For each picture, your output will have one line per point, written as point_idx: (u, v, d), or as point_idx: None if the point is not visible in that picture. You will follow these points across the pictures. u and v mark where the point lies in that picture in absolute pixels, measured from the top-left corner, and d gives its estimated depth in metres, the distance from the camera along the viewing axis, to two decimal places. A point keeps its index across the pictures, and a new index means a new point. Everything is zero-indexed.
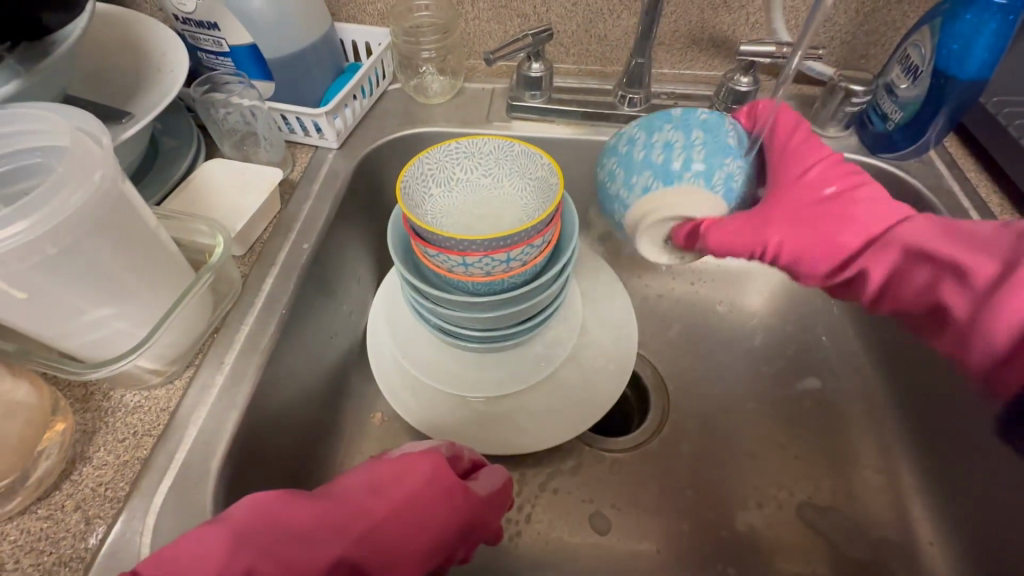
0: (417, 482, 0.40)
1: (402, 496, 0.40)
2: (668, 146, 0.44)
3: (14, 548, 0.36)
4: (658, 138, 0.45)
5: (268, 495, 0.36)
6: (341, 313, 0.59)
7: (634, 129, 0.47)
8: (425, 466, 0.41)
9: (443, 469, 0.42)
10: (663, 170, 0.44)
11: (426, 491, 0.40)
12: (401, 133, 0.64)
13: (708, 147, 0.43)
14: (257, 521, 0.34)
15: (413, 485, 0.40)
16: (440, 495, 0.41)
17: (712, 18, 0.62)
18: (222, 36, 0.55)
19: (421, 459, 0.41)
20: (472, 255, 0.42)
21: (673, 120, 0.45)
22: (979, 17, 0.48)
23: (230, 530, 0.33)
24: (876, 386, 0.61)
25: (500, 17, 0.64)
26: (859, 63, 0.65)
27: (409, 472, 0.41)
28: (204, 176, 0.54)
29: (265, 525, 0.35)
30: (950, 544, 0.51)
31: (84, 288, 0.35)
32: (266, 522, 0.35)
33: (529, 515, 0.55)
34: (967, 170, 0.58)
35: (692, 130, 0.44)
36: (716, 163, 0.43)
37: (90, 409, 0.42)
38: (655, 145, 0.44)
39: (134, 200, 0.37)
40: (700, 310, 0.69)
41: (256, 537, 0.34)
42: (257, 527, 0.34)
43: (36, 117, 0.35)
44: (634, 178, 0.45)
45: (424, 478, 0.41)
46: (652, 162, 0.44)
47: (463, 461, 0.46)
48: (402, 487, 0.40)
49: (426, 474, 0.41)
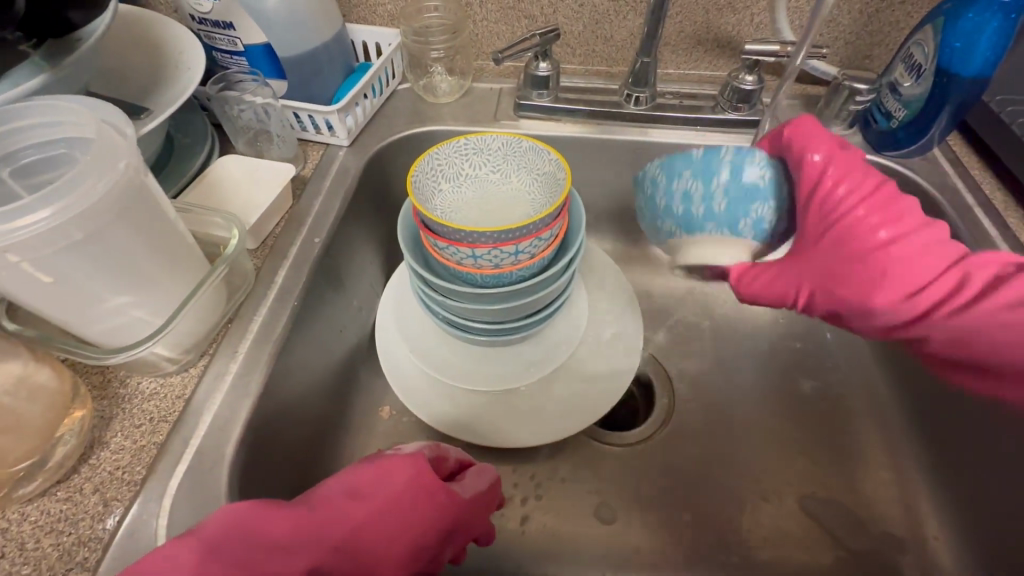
0: (400, 484, 0.40)
1: (383, 499, 0.39)
2: (688, 194, 0.44)
3: (35, 529, 0.37)
4: (678, 184, 0.44)
5: (241, 509, 0.34)
6: (351, 307, 0.60)
7: (654, 168, 0.46)
8: (407, 468, 0.41)
9: (425, 469, 0.41)
10: (732, 206, 0.42)
11: (407, 494, 0.40)
12: (411, 131, 0.65)
13: (734, 156, 0.43)
14: (229, 534, 0.33)
15: (396, 487, 0.39)
16: (423, 497, 0.40)
17: (718, 18, 0.63)
18: (238, 36, 0.57)
19: (405, 460, 0.41)
20: (481, 247, 0.43)
21: (693, 166, 0.44)
22: (982, 15, 0.49)
23: (203, 544, 0.32)
24: (882, 383, 0.61)
25: (508, 18, 0.65)
26: (862, 63, 0.65)
27: (391, 474, 0.40)
28: (219, 171, 0.55)
29: (240, 537, 0.33)
30: (955, 538, 0.51)
31: (105, 276, 0.37)
32: (240, 536, 0.34)
33: (539, 495, 0.56)
34: (970, 168, 0.59)
35: (713, 176, 0.43)
36: (752, 197, 0.43)
37: (107, 396, 0.43)
38: (676, 190, 0.44)
39: (155, 192, 0.38)
40: (705, 307, 0.70)
41: (231, 550, 0.33)
42: (229, 539, 0.33)
43: (63, 110, 0.37)
44: (667, 219, 0.45)
45: (406, 479, 0.40)
46: (715, 214, 0.42)
47: (447, 459, 0.46)
48: (384, 489, 0.39)
49: (408, 476, 0.40)
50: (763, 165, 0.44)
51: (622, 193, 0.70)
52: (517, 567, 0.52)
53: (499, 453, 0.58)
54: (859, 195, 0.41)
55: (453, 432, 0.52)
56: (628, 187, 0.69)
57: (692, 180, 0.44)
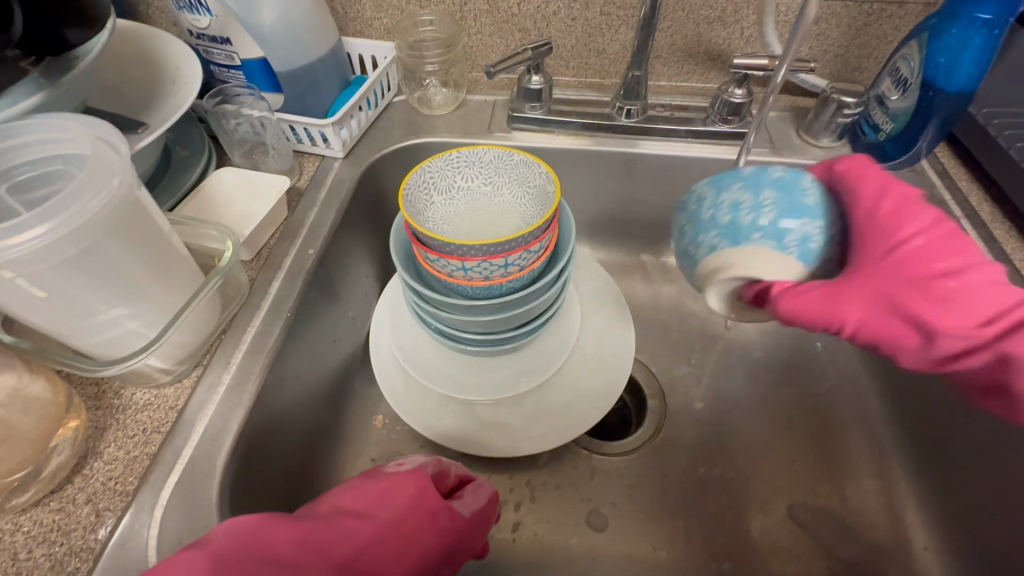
0: (403, 503, 0.40)
1: (387, 518, 0.39)
2: (736, 206, 0.37)
3: (28, 538, 0.37)
4: (725, 197, 0.38)
5: (250, 521, 0.34)
6: (346, 317, 0.61)
7: (702, 188, 0.40)
8: (410, 487, 0.41)
9: (427, 489, 0.42)
10: (783, 215, 0.35)
11: (410, 514, 0.40)
12: (406, 142, 0.66)
13: (787, 175, 0.37)
14: (235, 546, 0.33)
15: (398, 507, 0.40)
16: (425, 517, 0.40)
17: (709, 32, 0.64)
18: (234, 50, 0.58)
19: (408, 478, 0.42)
20: (471, 260, 0.44)
21: (743, 178, 0.38)
22: (965, 31, 0.50)
23: (209, 556, 0.32)
24: (872, 392, 0.61)
25: (502, 32, 0.66)
26: (852, 76, 0.66)
27: (394, 494, 0.40)
28: (215, 184, 0.56)
29: (245, 550, 0.33)
30: (944, 549, 0.51)
31: (101, 289, 0.37)
32: (248, 551, 0.33)
33: (533, 498, 0.57)
34: (959, 180, 0.59)
35: (762, 189, 0.37)
36: (797, 214, 0.35)
37: (102, 406, 0.44)
38: (723, 205, 0.37)
39: (148, 207, 0.39)
40: (697, 316, 0.70)
41: (237, 562, 0.32)
42: (236, 553, 0.33)
43: (58, 127, 0.37)
44: (709, 236, 0.38)
45: (409, 499, 0.40)
46: (764, 221, 0.35)
47: (449, 476, 0.46)
48: (387, 508, 0.39)
49: (411, 495, 0.41)
50: (816, 184, 0.37)
51: (615, 204, 0.70)
52: None
53: (491, 461, 0.58)
54: (931, 212, 0.34)
55: (447, 442, 0.52)
56: (621, 198, 0.70)
57: (741, 193, 0.37)
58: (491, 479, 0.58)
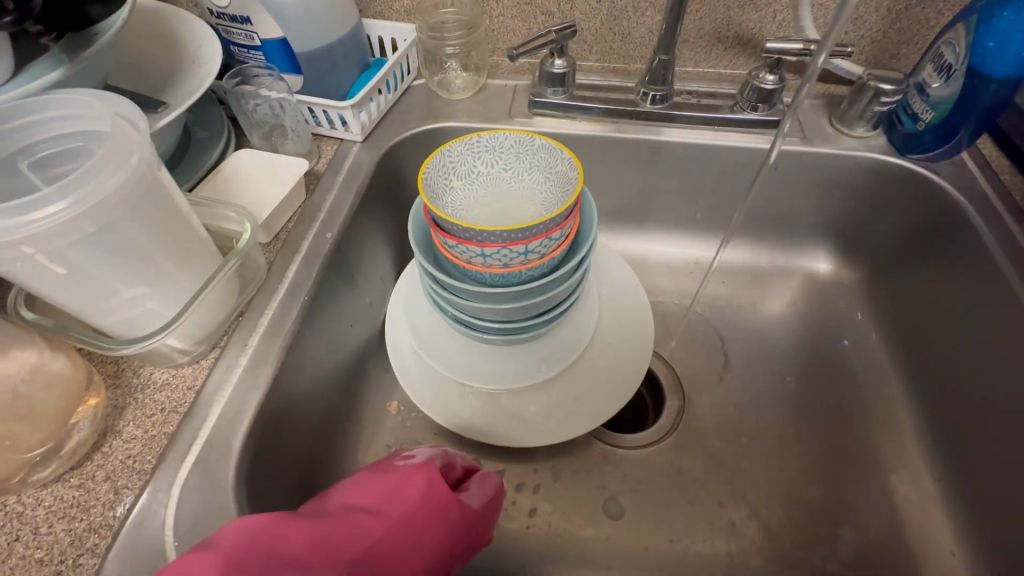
0: (414, 498, 0.39)
1: (398, 514, 0.38)
2: None
3: (48, 513, 0.38)
4: None
5: (260, 520, 0.34)
6: (362, 303, 0.60)
7: None
8: (421, 481, 0.40)
9: (438, 483, 0.41)
10: None
11: (421, 508, 0.39)
12: (425, 126, 0.65)
13: None
14: (247, 545, 0.33)
15: (409, 501, 0.39)
16: (436, 513, 0.40)
17: (739, 15, 0.62)
18: (254, 30, 0.58)
19: (418, 473, 0.41)
20: (490, 246, 0.43)
21: None
22: (1018, 14, 0.47)
23: (221, 557, 0.32)
24: (901, 391, 0.59)
25: (524, 14, 0.64)
26: (889, 62, 0.64)
27: (405, 488, 0.40)
28: (233, 166, 0.56)
29: (256, 550, 0.33)
30: (970, 554, 0.50)
31: (120, 268, 0.37)
32: (261, 552, 0.33)
33: (554, 479, 0.57)
34: (999, 173, 0.58)
35: None
36: None
37: (121, 384, 0.44)
38: None
39: (167, 186, 0.39)
40: (719, 309, 0.69)
41: (247, 564, 0.32)
42: (247, 552, 0.32)
43: (78, 103, 0.37)
44: None
45: (420, 494, 0.40)
46: None
47: (456, 467, 0.45)
48: (398, 503, 0.39)
49: (422, 489, 0.40)
50: None
51: (638, 193, 0.69)
52: (522, 568, 0.52)
53: (506, 450, 0.58)
54: None
55: (463, 431, 0.52)
56: (642, 186, 0.68)
57: None
58: (506, 468, 0.57)
